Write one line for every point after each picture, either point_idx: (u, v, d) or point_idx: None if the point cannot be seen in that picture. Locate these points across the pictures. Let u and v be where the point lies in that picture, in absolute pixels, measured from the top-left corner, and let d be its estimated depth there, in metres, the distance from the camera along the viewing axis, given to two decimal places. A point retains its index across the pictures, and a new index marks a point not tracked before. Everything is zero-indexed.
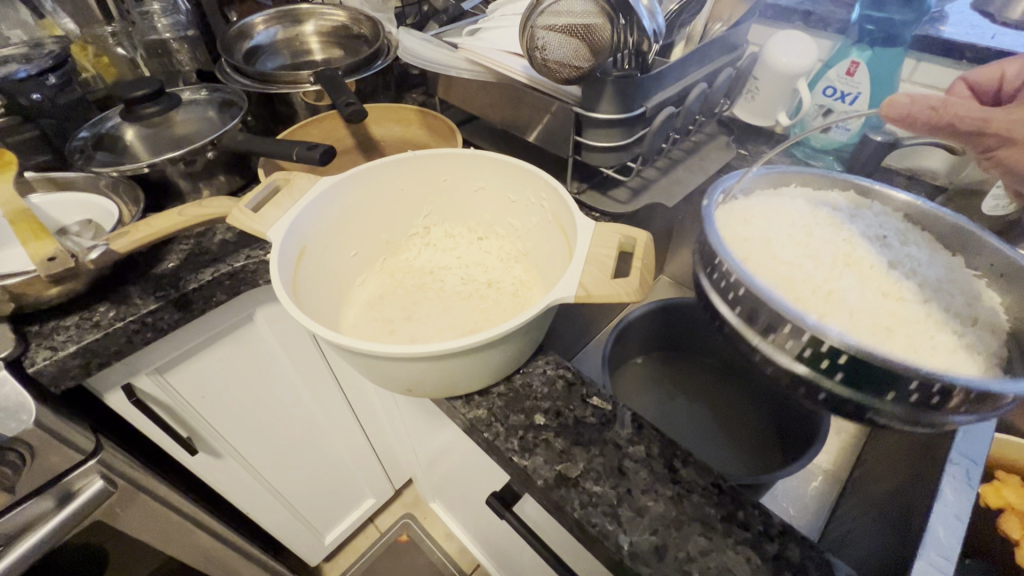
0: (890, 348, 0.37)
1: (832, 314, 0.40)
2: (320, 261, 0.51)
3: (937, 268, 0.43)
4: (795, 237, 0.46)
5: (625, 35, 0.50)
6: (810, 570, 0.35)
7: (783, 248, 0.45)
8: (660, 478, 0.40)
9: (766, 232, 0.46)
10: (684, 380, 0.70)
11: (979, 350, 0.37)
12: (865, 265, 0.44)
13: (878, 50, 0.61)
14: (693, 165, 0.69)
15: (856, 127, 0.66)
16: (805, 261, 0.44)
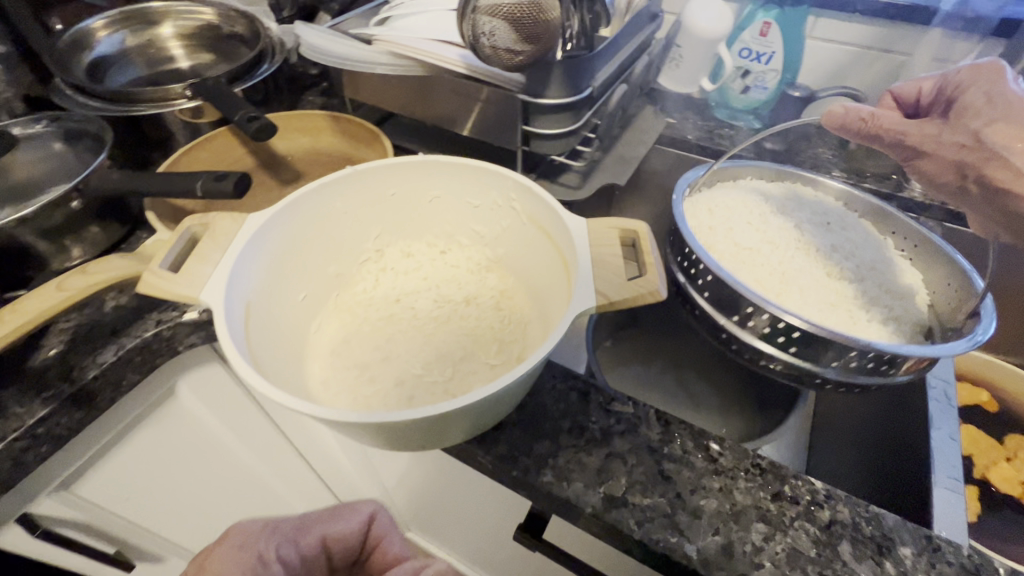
0: (836, 321, 0.48)
1: (790, 290, 0.49)
2: (269, 314, 0.43)
3: (869, 250, 0.54)
4: (753, 222, 0.55)
5: (572, 15, 0.50)
6: (864, 525, 0.36)
7: (743, 236, 0.54)
8: (705, 471, 0.39)
9: (727, 220, 0.54)
10: (657, 350, 0.68)
11: (905, 323, 0.48)
12: (814, 251, 0.54)
13: (784, 9, 0.65)
14: (631, 139, 0.68)
15: (773, 84, 0.68)
16: (765, 245, 0.53)
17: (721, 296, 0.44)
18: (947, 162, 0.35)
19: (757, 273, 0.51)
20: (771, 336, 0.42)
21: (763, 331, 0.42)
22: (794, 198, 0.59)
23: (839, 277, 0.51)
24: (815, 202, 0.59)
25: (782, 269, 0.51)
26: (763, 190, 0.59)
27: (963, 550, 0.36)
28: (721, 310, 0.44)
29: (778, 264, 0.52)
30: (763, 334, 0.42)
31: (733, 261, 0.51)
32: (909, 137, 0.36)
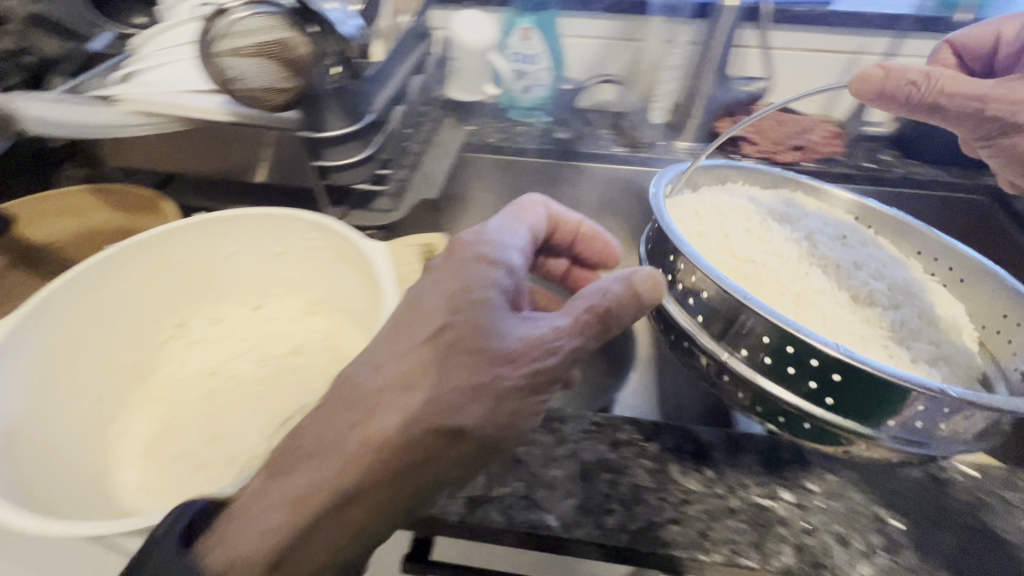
0: (864, 353, 0.45)
1: (808, 315, 0.47)
2: (47, 433, 0.38)
3: (893, 268, 0.52)
4: (751, 231, 0.55)
5: (326, 43, 0.47)
6: (684, 445, 0.42)
7: (741, 245, 0.53)
8: (552, 444, 0.42)
9: (724, 231, 0.54)
10: None
11: (953, 363, 0.45)
12: (830, 266, 0.52)
13: (538, 15, 0.72)
14: (437, 152, 0.71)
15: (547, 81, 0.75)
16: (767, 257, 0.52)
17: (743, 333, 0.39)
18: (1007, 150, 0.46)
19: (765, 292, 0.49)
20: (811, 380, 0.37)
21: (806, 373, 0.37)
22: (797, 207, 0.59)
23: (848, 282, 0.51)
24: (819, 211, 0.59)
25: (798, 289, 0.49)
26: (757, 199, 0.60)
27: (756, 437, 0.43)
28: (727, 340, 0.41)
29: (795, 283, 0.50)
30: (788, 373, 0.38)
31: (737, 275, 0.50)
32: (990, 103, 0.43)
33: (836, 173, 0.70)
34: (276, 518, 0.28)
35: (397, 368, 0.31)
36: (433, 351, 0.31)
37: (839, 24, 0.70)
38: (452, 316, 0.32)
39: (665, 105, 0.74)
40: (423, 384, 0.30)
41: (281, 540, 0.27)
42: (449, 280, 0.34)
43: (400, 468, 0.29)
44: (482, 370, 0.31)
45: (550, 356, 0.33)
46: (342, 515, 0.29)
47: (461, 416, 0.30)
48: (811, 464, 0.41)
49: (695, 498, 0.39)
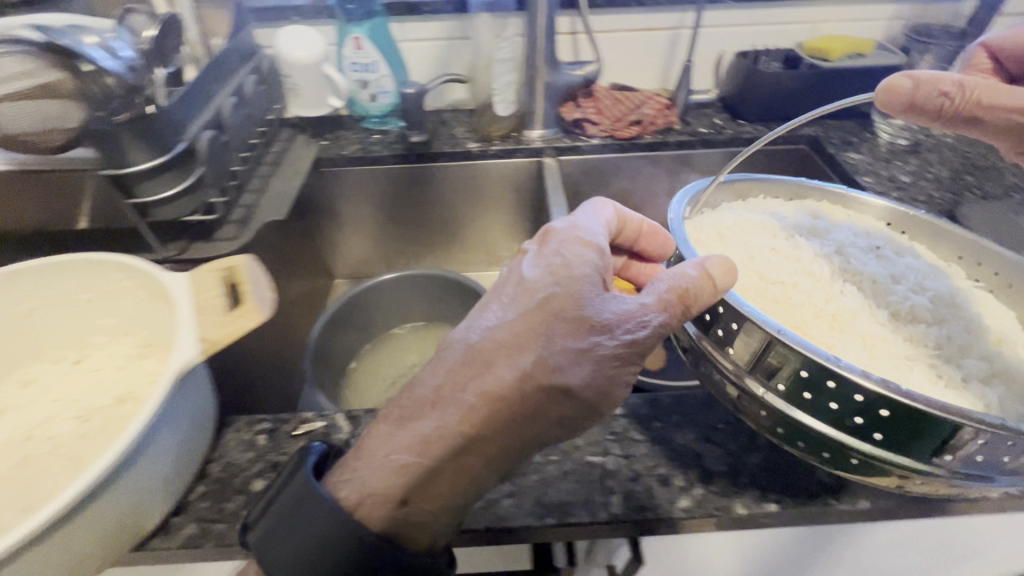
0: (906, 379, 0.40)
1: (846, 339, 0.42)
2: None
3: (939, 281, 0.47)
4: (778, 246, 0.50)
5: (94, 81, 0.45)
6: None
7: (769, 264, 0.49)
8: None
9: (752, 249, 0.50)
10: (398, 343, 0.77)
11: (999, 375, 0.41)
12: (867, 279, 0.47)
13: (367, 23, 0.71)
14: (286, 173, 0.72)
15: (391, 87, 0.76)
16: (799, 277, 0.48)
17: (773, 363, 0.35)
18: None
19: (800, 316, 0.44)
20: (858, 416, 0.33)
21: (854, 408, 0.33)
22: (825, 218, 0.55)
23: (891, 291, 0.46)
24: (850, 221, 0.55)
25: (834, 309, 0.45)
26: (788, 215, 0.55)
27: None
28: (765, 377, 0.36)
29: (832, 303, 0.45)
30: (838, 414, 0.33)
31: (769, 300, 0.45)
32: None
33: (669, 142, 0.78)
34: (405, 458, 0.34)
35: (508, 331, 0.37)
36: (531, 322, 0.37)
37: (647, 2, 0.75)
38: (555, 288, 0.39)
39: (508, 98, 0.75)
40: (524, 353, 0.36)
41: (407, 478, 0.34)
42: (556, 261, 0.41)
43: (506, 420, 0.35)
44: (566, 335, 0.36)
45: (642, 330, 0.36)
46: (460, 459, 0.34)
47: (566, 376, 0.35)
48: (639, 416, 0.44)
49: (531, 470, 0.41)
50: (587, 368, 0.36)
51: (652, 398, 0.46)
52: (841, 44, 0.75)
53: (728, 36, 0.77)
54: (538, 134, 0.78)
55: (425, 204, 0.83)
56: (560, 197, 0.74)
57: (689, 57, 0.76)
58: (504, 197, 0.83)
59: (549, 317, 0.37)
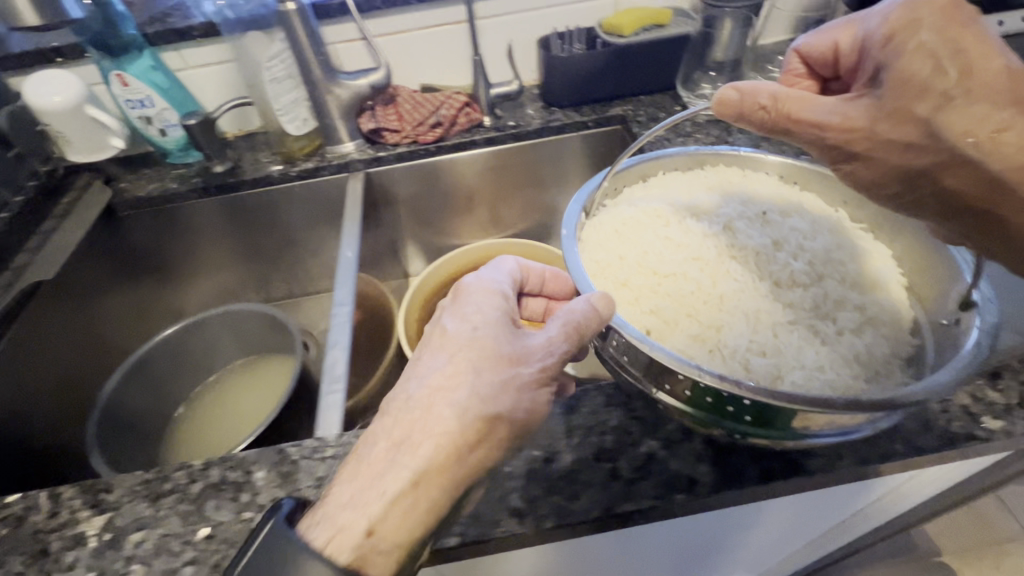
0: (788, 346, 0.45)
1: (731, 320, 0.47)
2: None
3: (810, 242, 0.54)
4: (672, 241, 0.54)
5: None
6: (227, 475, 0.42)
7: (660, 259, 0.52)
8: (89, 519, 0.41)
9: (642, 247, 0.53)
10: (225, 377, 0.74)
11: (879, 322, 0.48)
12: (750, 253, 0.53)
13: (124, 59, 0.67)
14: (71, 225, 0.69)
15: (176, 121, 0.72)
16: (688, 265, 0.52)
17: (656, 373, 0.37)
18: (886, 164, 0.39)
19: (683, 308, 0.48)
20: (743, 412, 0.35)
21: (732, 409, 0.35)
22: (719, 191, 0.59)
23: (772, 259, 0.52)
24: (743, 184, 0.60)
25: (719, 293, 0.49)
26: (682, 198, 0.59)
27: (306, 443, 0.43)
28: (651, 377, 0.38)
29: (717, 283, 0.50)
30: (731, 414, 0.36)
31: (662, 292, 0.49)
32: (831, 131, 0.38)
33: (476, 141, 0.76)
34: (374, 496, 0.33)
35: (436, 375, 0.35)
36: (462, 360, 0.36)
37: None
38: (476, 329, 0.37)
39: (302, 116, 0.72)
40: (455, 392, 0.35)
41: (385, 512, 0.32)
42: (474, 311, 0.40)
43: (458, 460, 0.33)
44: (496, 372, 0.36)
45: (551, 360, 0.37)
46: (417, 490, 0.33)
47: (500, 407, 0.34)
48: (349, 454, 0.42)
49: (220, 530, 0.39)
50: (529, 392, 0.36)
51: None
52: (640, 13, 0.72)
53: (519, 23, 0.75)
54: (349, 147, 0.76)
55: (240, 229, 0.80)
56: (358, 206, 0.73)
57: (479, 52, 0.73)
58: (325, 215, 0.81)
59: (475, 353, 0.36)
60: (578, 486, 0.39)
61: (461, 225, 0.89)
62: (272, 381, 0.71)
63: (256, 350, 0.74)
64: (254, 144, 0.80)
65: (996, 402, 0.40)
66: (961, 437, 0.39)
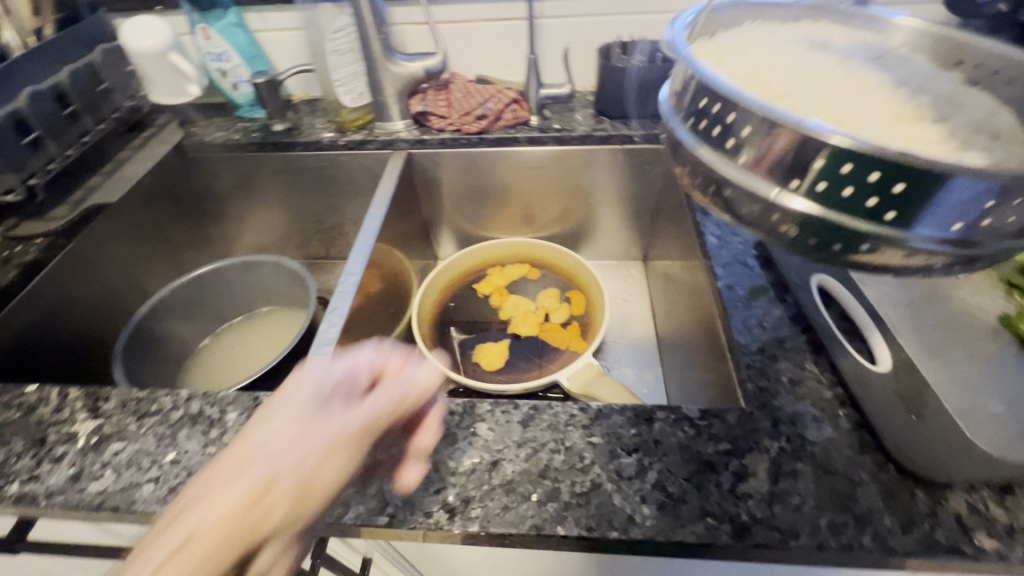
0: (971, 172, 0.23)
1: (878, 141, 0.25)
2: None
3: (962, 91, 0.29)
4: (780, 63, 0.31)
5: None
6: (203, 410, 0.45)
7: (776, 78, 0.29)
8: (84, 421, 0.45)
9: (750, 65, 0.31)
10: (250, 320, 0.82)
11: None
12: (873, 91, 0.29)
13: (208, 14, 0.73)
14: (141, 158, 0.76)
15: (247, 77, 0.78)
16: (811, 89, 0.29)
17: (778, 156, 0.24)
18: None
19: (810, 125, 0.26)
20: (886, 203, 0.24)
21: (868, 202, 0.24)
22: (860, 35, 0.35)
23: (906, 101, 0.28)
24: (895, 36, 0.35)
25: (835, 114, 0.27)
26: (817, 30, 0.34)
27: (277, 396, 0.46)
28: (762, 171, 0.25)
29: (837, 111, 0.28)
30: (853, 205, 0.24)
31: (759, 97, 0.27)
32: None
33: (518, 138, 0.76)
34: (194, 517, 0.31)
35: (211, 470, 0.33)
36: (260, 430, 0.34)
37: None
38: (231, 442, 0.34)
39: (358, 88, 0.76)
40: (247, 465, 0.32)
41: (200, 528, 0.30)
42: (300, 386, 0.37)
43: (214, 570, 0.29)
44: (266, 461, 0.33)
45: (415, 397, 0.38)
46: (185, 551, 0.29)
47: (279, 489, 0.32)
48: None
49: (184, 458, 0.42)
50: (328, 458, 0.33)
51: None
52: None
53: (582, 27, 0.74)
54: (398, 125, 0.78)
55: (286, 188, 0.86)
56: (392, 183, 0.75)
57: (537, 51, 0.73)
58: (365, 187, 0.84)
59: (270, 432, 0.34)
60: (513, 497, 0.38)
61: (495, 220, 0.89)
62: (288, 333, 0.78)
63: (281, 300, 0.81)
64: (312, 107, 0.84)
65: (996, 518, 0.35)
66: (941, 547, 0.34)
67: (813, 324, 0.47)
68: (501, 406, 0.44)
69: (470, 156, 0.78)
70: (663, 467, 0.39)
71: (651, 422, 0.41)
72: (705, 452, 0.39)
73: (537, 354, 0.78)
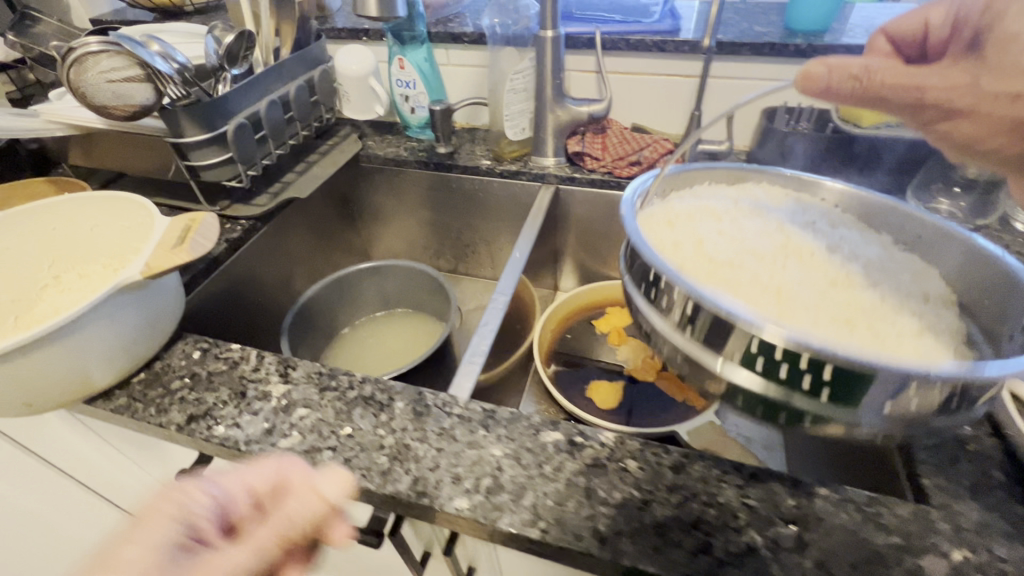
0: (857, 342, 0.38)
1: (790, 310, 0.40)
2: None
3: (869, 249, 0.47)
4: (722, 231, 0.49)
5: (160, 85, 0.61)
6: (375, 393, 0.50)
7: (717, 248, 0.46)
8: (275, 384, 0.52)
9: (693, 235, 0.48)
10: (388, 319, 0.89)
11: (943, 330, 0.40)
12: (805, 253, 0.46)
13: (409, 48, 0.84)
14: (327, 162, 0.87)
15: (426, 104, 0.87)
16: (743, 256, 0.46)
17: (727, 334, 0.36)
18: (993, 122, 0.27)
19: (746, 296, 0.42)
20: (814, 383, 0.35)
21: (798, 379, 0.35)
22: (770, 204, 0.54)
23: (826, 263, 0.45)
24: (791, 204, 0.54)
25: (754, 283, 0.43)
26: (742, 201, 0.53)
27: (440, 394, 0.50)
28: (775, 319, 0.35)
29: (771, 277, 0.44)
30: (785, 379, 0.35)
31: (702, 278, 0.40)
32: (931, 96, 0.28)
33: None
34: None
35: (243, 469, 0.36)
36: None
37: (674, 49, 0.75)
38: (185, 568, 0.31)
39: (522, 124, 0.82)
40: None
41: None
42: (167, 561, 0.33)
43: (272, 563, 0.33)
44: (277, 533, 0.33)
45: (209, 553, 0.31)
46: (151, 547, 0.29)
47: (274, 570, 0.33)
48: (470, 419, 0.47)
49: (358, 433, 0.47)
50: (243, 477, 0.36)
51: (491, 411, 0.48)
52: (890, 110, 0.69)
53: (750, 89, 0.76)
54: (549, 161, 0.84)
55: (436, 203, 0.94)
56: (542, 213, 0.80)
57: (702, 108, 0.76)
58: (508, 212, 0.90)
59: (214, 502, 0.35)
60: (665, 541, 0.39)
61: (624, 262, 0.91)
62: (424, 341, 0.85)
63: (420, 304, 0.88)
64: (475, 136, 0.93)
65: None
66: None
67: (1005, 431, 0.43)
68: (652, 447, 0.44)
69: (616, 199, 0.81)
70: (827, 546, 0.37)
71: (812, 497, 0.40)
72: (875, 542, 0.37)
73: (650, 401, 0.78)
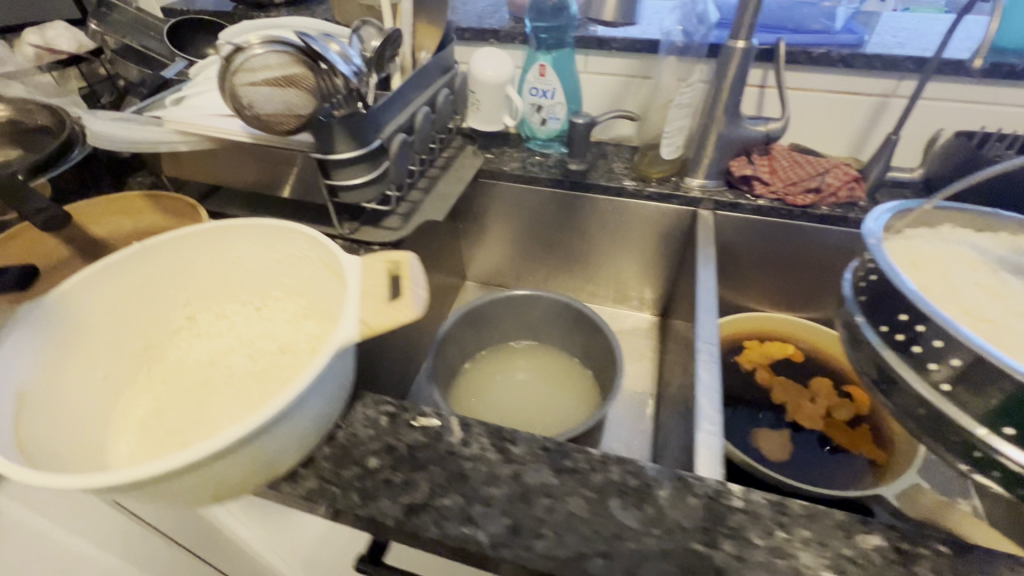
0: None
1: None
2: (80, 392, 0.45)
3: None
4: (984, 282, 0.44)
5: (330, 81, 0.50)
6: (628, 480, 0.42)
7: (976, 300, 0.43)
8: (498, 463, 0.43)
9: (947, 282, 0.45)
10: (511, 353, 0.80)
11: None
12: None
13: (554, 53, 0.75)
14: (451, 177, 0.77)
15: (563, 115, 0.78)
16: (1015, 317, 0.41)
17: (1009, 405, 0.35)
18: None
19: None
20: None
21: None
22: None
23: None
24: None
25: None
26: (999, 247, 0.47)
27: (707, 481, 0.42)
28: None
29: None
30: None
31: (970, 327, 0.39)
32: None
33: (850, 219, 0.70)
34: None
35: None
36: None
37: (864, 66, 0.68)
38: None
39: (677, 142, 0.73)
40: None
41: None
42: None
43: None
44: None
45: None
46: None
47: None
48: (760, 517, 0.39)
49: (630, 536, 0.39)
50: None
51: (780, 504, 0.40)
52: None
53: (942, 113, 0.69)
54: (700, 183, 0.76)
55: (560, 223, 0.85)
56: (710, 243, 0.71)
57: (894, 131, 0.68)
58: (645, 236, 0.82)
59: None
60: None
61: (768, 292, 0.84)
62: (559, 381, 0.77)
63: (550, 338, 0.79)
64: (607, 152, 0.84)
65: None
66: None
67: None
68: (999, 558, 0.37)
69: (783, 228, 0.74)
70: None
71: None
72: None
73: (825, 453, 0.70)
